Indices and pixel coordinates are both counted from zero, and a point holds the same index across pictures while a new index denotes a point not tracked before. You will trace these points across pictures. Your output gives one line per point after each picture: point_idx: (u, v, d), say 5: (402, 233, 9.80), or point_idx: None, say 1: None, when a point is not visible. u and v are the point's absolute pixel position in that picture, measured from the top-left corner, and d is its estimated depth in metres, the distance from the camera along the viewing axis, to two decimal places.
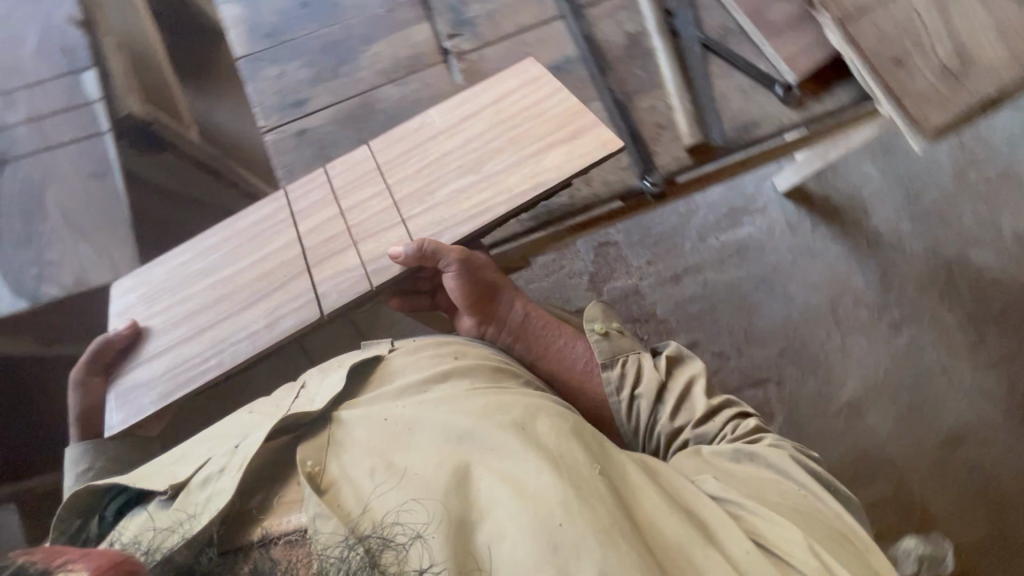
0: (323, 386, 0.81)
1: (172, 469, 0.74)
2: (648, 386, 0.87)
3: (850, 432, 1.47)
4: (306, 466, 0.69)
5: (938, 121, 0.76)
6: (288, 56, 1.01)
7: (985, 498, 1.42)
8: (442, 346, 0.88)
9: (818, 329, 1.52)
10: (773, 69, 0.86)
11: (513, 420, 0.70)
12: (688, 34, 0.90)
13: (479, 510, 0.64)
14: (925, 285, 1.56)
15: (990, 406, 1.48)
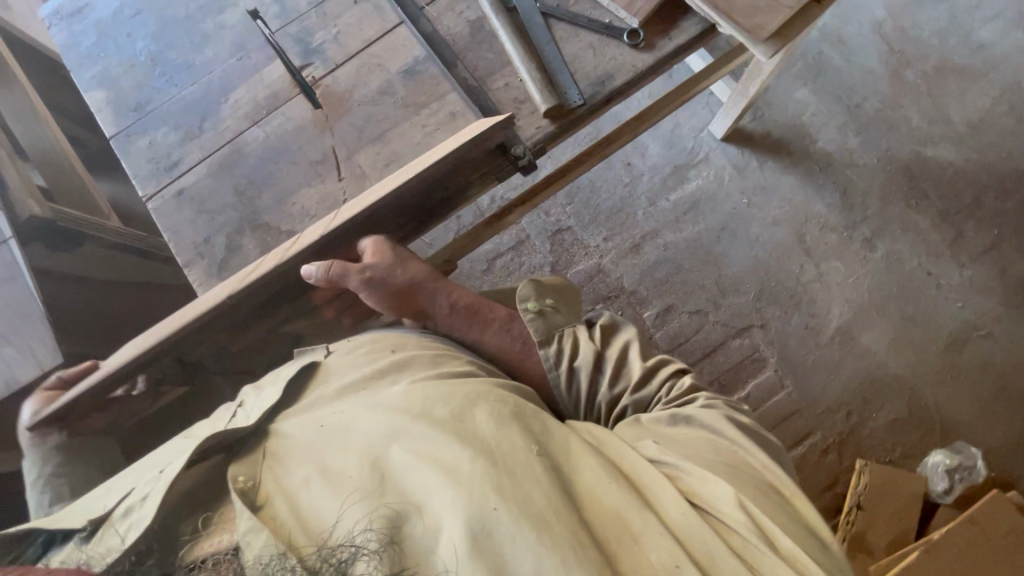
0: (257, 403, 0.76)
1: (95, 503, 0.69)
2: (586, 357, 0.78)
3: (849, 359, 1.43)
4: (238, 482, 0.64)
5: (771, 27, 0.78)
6: (151, 120, 0.86)
7: (1002, 393, 1.38)
8: (377, 343, 0.83)
9: (790, 264, 1.49)
10: (615, 18, 0.84)
11: (447, 412, 0.65)
12: (524, 7, 0.86)
13: (419, 505, 0.59)
14: (888, 194, 1.52)
15: (986, 299, 1.44)
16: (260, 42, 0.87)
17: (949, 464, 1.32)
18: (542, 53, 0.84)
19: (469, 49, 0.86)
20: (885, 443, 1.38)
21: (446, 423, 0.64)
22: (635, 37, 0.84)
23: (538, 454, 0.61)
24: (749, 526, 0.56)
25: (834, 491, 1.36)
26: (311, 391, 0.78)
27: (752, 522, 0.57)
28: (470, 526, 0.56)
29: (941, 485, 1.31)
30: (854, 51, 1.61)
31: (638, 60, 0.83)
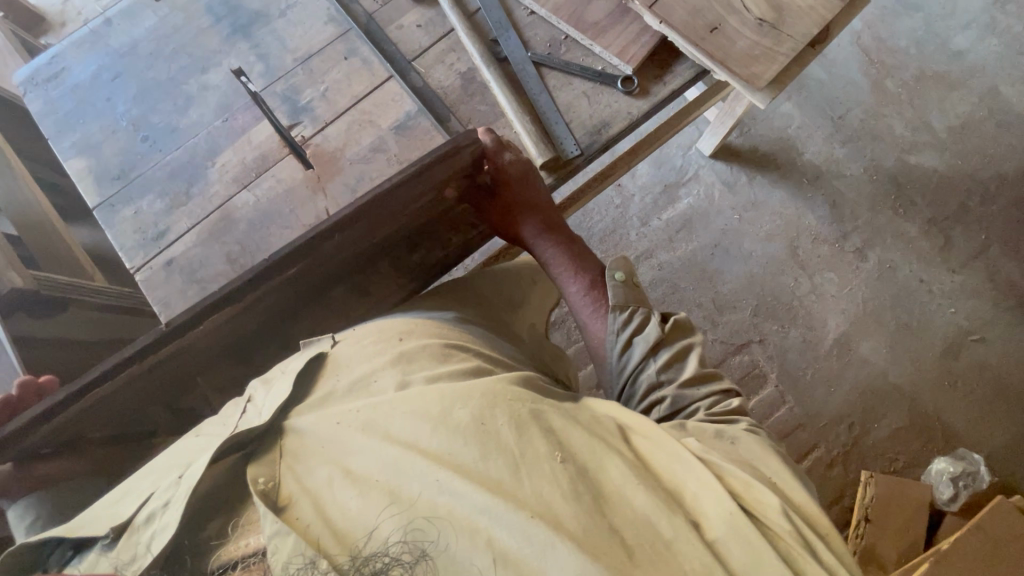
0: (270, 396, 0.63)
1: (113, 505, 0.58)
2: (648, 337, 0.78)
3: (848, 370, 1.44)
4: (257, 484, 0.53)
5: (768, 74, 0.80)
6: (140, 191, 0.86)
7: (1000, 397, 1.39)
8: (383, 329, 0.73)
9: (784, 278, 1.50)
10: (609, 65, 0.88)
11: (472, 413, 0.55)
12: (517, 57, 0.89)
13: (444, 514, 0.50)
14: (877, 202, 1.54)
15: (978, 303, 1.45)
16: (245, 103, 0.88)
17: (952, 471, 1.34)
18: (536, 102, 0.88)
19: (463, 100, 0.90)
20: (887, 453, 1.38)
21: (471, 426, 0.55)
22: (629, 84, 0.87)
23: (564, 461, 0.53)
24: (788, 531, 0.53)
25: (841, 505, 1.36)
26: (322, 385, 0.65)
27: (792, 528, 0.53)
28: (502, 540, 0.49)
29: (946, 493, 1.32)
30: (834, 64, 1.63)
31: (631, 105, 0.86)
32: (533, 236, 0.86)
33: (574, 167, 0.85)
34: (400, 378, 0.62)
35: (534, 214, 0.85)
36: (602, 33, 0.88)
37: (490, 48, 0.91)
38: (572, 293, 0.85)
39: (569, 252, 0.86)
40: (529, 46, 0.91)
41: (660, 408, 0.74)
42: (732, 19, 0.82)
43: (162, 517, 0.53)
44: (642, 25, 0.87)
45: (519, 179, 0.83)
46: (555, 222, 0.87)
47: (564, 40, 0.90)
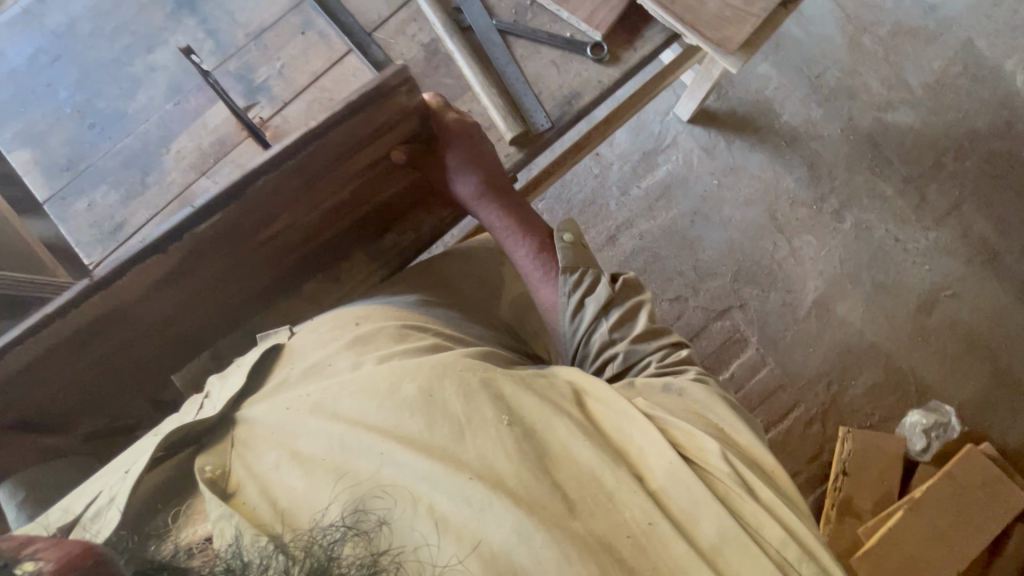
0: (224, 390, 0.63)
1: (65, 503, 0.57)
2: (598, 298, 0.77)
3: (826, 330, 1.46)
4: (205, 472, 0.53)
5: (739, 37, 0.81)
6: (92, 182, 0.84)
7: (970, 349, 1.44)
8: (340, 317, 0.74)
9: (763, 242, 1.51)
10: (577, 32, 0.86)
11: (419, 386, 0.56)
12: (480, 25, 0.87)
13: (389, 485, 0.51)
14: (854, 162, 1.54)
15: (951, 259, 1.48)
16: (196, 84, 0.85)
17: (925, 423, 1.38)
18: (504, 72, 0.86)
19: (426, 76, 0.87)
20: (864, 409, 1.43)
21: (419, 398, 0.55)
22: (599, 50, 0.86)
23: (509, 424, 0.54)
24: (729, 476, 0.55)
25: (820, 461, 1.40)
26: (279, 372, 0.65)
27: (734, 473, 0.55)
28: (444, 505, 0.50)
29: (918, 445, 1.37)
30: (812, 21, 1.61)
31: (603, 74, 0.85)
32: (478, 201, 0.84)
33: (547, 138, 0.85)
34: (356, 359, 0.63)
35: (479, 177, 0.82)
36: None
37: (451, 15, 0.87)
38: (518, 258, 0.84)
39: (515, 216, 0.84)
40: (493, 11, 0.88)
41: (616, 366, 0.75)
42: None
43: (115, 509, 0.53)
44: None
45: (462, 143, 0.80)
46: (502, 187, 0.84)
47: (528, 5, 0.88)
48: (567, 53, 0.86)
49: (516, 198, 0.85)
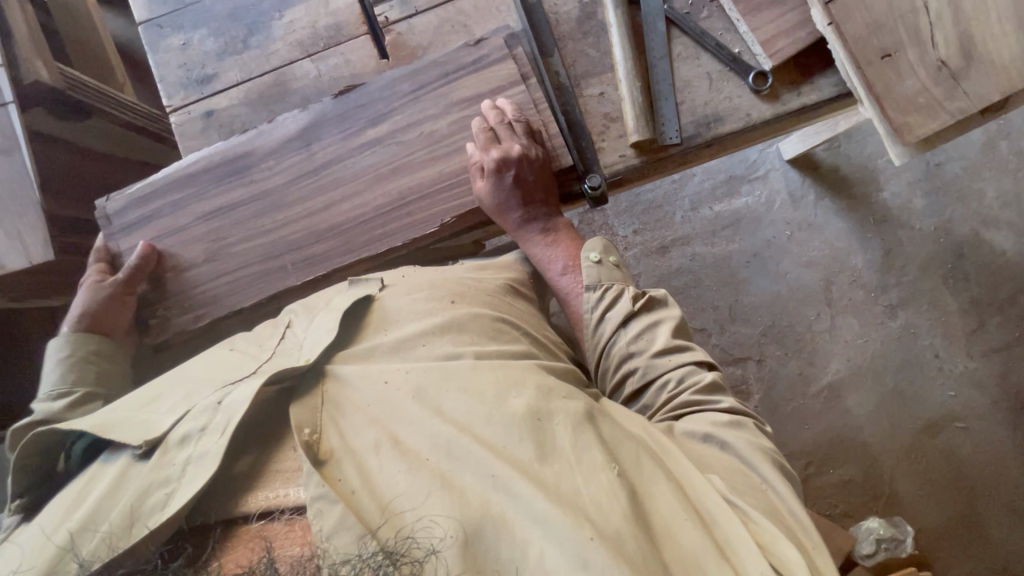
0: (311, 330, 0.80)
1: (149, 420, 0.71)
2: (619, 312, 0.82)
3: (828, 414, 1.45)
4: (304, 434, 0.65)
5: (922, 130, 0.74)
6: (192, 25, 1.10)
7: (958, 485, 1.42)
8: (438, 286, 0.85)
9: (807, 309, 1.46)
10: (749, 51, 0.91)
11: (525, 404, 0.66)
12: (652, 7, 0.95)
13: (496, 511, 0.59)
14: (931, 266, 1.46)
15: (979, 395, 1.44)
16: None
17: (880, 533, 1.38)
18: (654, 67, 0.94)
19: (575, 37, 0.99)
20: (830, 497, 1.44)
21: (525, 419, 0.65)
22: (761, 82, 0.90)
23: (614, 473, 0.62)
24: None
25: None
26: (369, 332, 0.79)
27: None
28: (544, 539, 0.57)
29: (865, 548, 1.36)
30: None
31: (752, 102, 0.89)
32: (519, 225, 0.92)
33: (671, 152, 0.92)
34: (448, 346, 0.75)
35: (517, 207, 0.90)
36: (754, 13, 0.90)
37: None
38: (552, 277, 0.91)
39: (555, 239, 0.91)
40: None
41: (634, 382, 0.81)
42: (911, 52, 0.76)
43: (199, 445, 0.65)
44: (803, 16, 0.88)
45: (505, 176, 0.88)
46: (538, 209, 0.91)
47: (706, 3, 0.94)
48: (729, 70, 0.91)
49: (551, 218, 0.92)
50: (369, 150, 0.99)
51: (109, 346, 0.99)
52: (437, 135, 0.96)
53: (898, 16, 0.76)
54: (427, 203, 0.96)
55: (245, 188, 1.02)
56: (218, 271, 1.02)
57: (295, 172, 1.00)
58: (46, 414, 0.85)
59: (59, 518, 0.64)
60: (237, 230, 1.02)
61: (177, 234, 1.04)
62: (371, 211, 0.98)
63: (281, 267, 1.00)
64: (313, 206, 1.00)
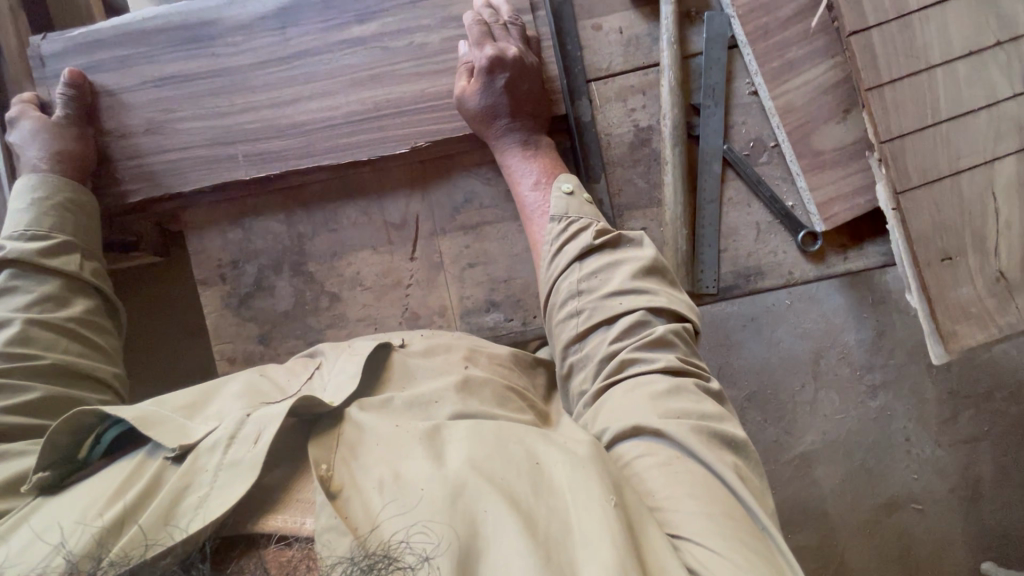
0: (334, 373, 0.76)
1: (185, 422, 0.67)
2: (577, 248, 0.81)
3: (795, 480, 1.49)
4: (320, 468, 0.61)
5: (968, 341, 0.78)
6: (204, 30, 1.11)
7: (903, 562, 1.48)
8: (453, 350, 0.83)
9: (793, 380, 1.47)
10: (802, 210, 0.93)
11: (525, 451, 0.63)
12: (712, 144, 0.93)
13: (482, 544, 0.54)
14: (918, 352, 1.48)
15: (939, 480, 1.49)
16: None
17: None
18: (702, 209, 0.94)
19: (625, 162, 0.97)
20: None
21: (523, 462, 0.61)
22: (809, 242, 0.94)
23: (614, 505, 0.56)
24: None
25: None
26: (386, 389, 0.75)
27: None
28: (513, 553, 0.52)
29: None
30: None
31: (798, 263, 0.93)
32: (500, 133, 0.92)
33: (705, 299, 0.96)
34: (457, 407, 0.71)
35: (503, 113, 0.90)
36: (820, 170, 0.90)
37: (691, 116, 0.94)
38: (521, 191, 0.92)
39: (530, 155, 0.92)
40: (731, 134, 0.94)
41: (581, 324, 0.78)
42: (972, 259, 0.79)
43: (230, 453, 0.61)
44: (864, 183, 0.89)
45: (495, 78, 0.88)
46: (523, 122, 0.92)
47: (771, 148, 0.93)
48: (778, 223, 0.95)
49: (533, 134, 0.93)
50: (346, 58, 0.98)
51: (87, 196, 0.97)
52: (425, 49, 0.98)
53: (964, 216, 0.79)
54: (400, 119, 0.98)
55: (205, 61, 1.00)
56: (160, 146, 1.01)
57: (265, 57, 1.00)
58: (21, 254, 0.87)
59: (90, 512, 0.59)
60: (193, 108, 1.00)
61: (123, 95, 1.02)
62: (337, 115, 0.98)
63: (230, 157, 0.99)
64: (278, 98, 0.99)
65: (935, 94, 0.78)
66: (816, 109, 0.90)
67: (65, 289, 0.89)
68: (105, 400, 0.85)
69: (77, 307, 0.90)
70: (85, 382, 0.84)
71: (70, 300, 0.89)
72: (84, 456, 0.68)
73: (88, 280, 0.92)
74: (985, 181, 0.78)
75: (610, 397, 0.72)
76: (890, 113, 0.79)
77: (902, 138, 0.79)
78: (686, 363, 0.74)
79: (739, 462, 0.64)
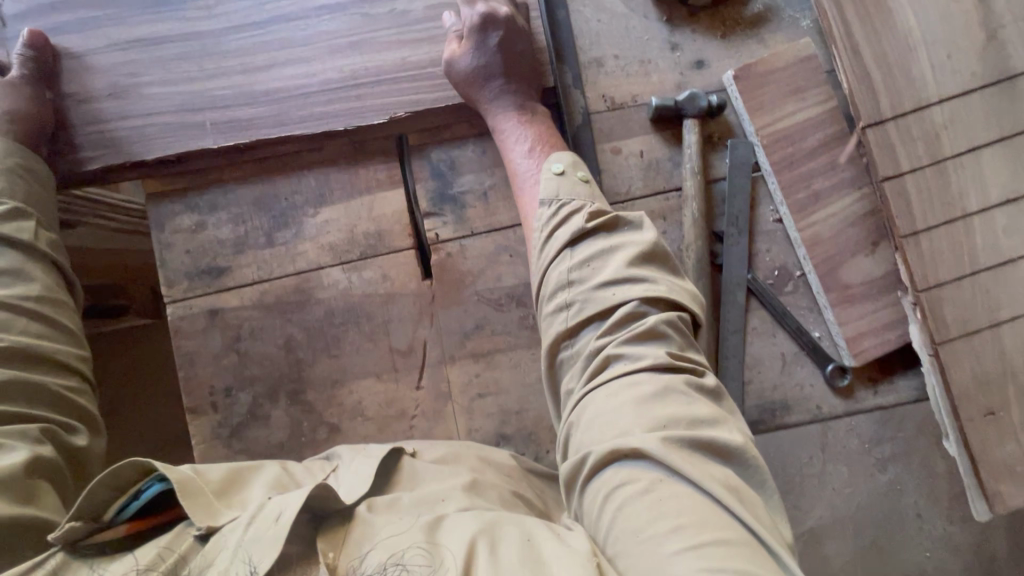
0: (347, 476, 0.69)
1: (215, 501, 0.60)
2: (567, 233, 0.71)
3: (803, 557, 1.43)
4: (326, 557, 0.56)
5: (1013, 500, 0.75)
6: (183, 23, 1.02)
7: None
8: (461, 458, 0.77)
9: (800, 453, 1.41)
10: (831, 344, 0.89)
11: (517, 533, 0.56)
12: (736, 274, 0.89)
13: None
14: (925, 428, 1.44)
15: (950, 557, 1.44)
16: None
17: None
18: (725, 340, 0.88)
19: None
20: None
21: (517, 544, 0.55)
22: (838, 376, 0.89)
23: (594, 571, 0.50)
24: None
25: None
26: (394, 490, 0.69)
27: None
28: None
29: None
30: None
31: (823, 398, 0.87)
32: (492, 97, 0.86)
33: None
34: (464, 504, 0.65)
35: (495, 73, 0.85)
36: (847, 305, 0.87)
37: (714, 244, 0.90)
38: (513, 158, 0.85)
39: (522, 121, 0.86)
40: (754, 264, 0.90)
41: (570, 319, 0.67)
42: (1016, 414, 0.76)
43: (251, 528, 0.55)
44: (894, 318, 0.87)
45: (488, 37, 0.85)
46: (516, 86, 0.87)
47: (796, 278, 0.90)
48: (804, 354, 0.89)
49: (526, 101, 0.87)
50: (326, 23, 0.91)
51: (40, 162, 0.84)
52: (408, 17, 0.91)
53: (1004, 371, 0.76)
54: (379, 90, 0.90)
55: (176, 24, 0.91)
56: (121, 113, 0.90)
57: (238, 21, 0.91)
58: None
59: None
60: (160, 72, 0.90)
61: (86, 57, 0.91)
62: (315, 83, 0.90)
63: (198, 125, 0.89)
64: (251, 63, 0.90)
65: (974, 242, 0.76)
66: (842, 243, 0.88)
67: (20, 261, 0.76)
68: (69, 388, 0.73)
69: (36, 283, 0.76)
70: (48, 367, 0.72)
71: (28, 274, 0.76)
72: (110, 516, 0.59)
73: (45, 251, 0.79)
74: None
75: (593, 410, 0.61)
76: (925, 260, 0.77)
77: (941, 286, 0.77)
78: (678, 358, 0.63)
79: (731, 483, 0.55)
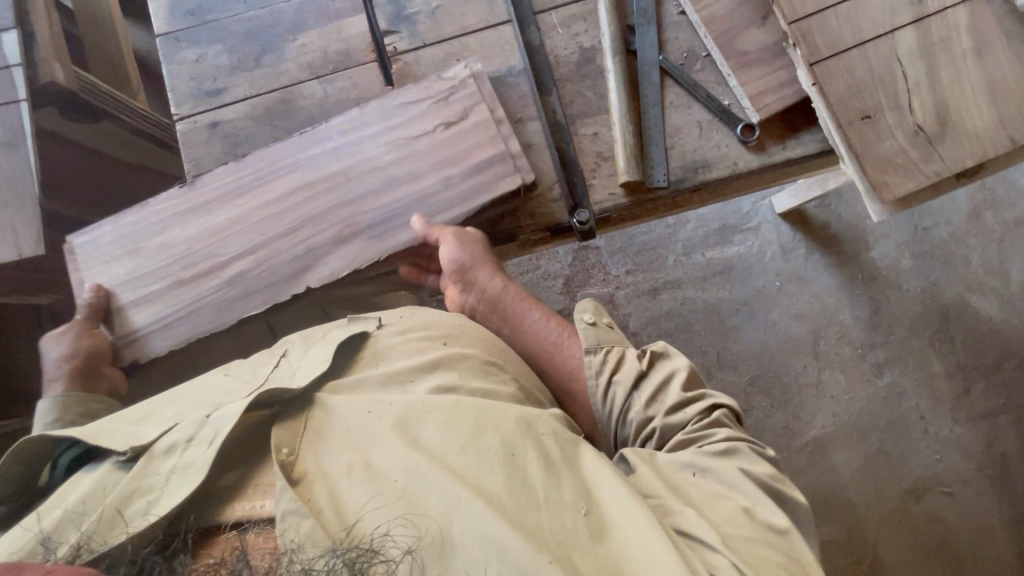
0: (305, 360, 0.68)
1: (137, 427, 0.61)
2: (631, 375, 0.66)
3: (812, 471, 1.30)
4: (280, 454, 0.56)
5: (898, 189, 0.69)
6: None
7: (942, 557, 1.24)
8: (432, 323, 0.73)
9: (794, 361, 1.35)
10: (737, 105, 0.82)
11: (500, 441, 0.56)
12: (647, 55, 0.85)
13: (446, 519, 0.51)
14: (917, 327, 1.34)
15: (965, 461, 1.28)
16: None
17: None
18: (647, 114, 0.83)
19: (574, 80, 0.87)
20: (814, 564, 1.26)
21: (497, 451, 0.55)
22: (749, 133, 0.81)
23: (586, 510, 0.53)
24: None
25: None
26: (357, 372, 0.67)
27: None
28: (488, 551, 0.49)
29: None
30: None
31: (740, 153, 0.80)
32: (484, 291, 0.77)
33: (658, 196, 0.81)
34: (434, 383, 0.63)
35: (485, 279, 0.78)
36: (745, 66, 0.80)
37: (625, 33, 0.86)
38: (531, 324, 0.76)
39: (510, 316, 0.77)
40: (664, 47, 0.85)
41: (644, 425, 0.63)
42: (889, 113, 0.70)
43: (186, 456, 0.56)
44: None
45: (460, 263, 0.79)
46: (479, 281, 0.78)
47: (701, 55, 0.84)
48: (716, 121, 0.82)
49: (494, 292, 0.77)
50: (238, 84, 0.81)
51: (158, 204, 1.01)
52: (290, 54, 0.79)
53: (877, 79, 0.71)
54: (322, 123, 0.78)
55: None
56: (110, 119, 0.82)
57: None
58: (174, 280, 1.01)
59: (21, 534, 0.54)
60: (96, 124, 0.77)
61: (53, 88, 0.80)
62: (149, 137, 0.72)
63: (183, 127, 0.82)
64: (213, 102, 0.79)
65: None
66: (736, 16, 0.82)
67: None
68: None
69: None
70: None
71: None
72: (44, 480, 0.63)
73: None
74: (890, 49, 0.72)
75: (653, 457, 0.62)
76: None
77: (807, 17, 0.73)
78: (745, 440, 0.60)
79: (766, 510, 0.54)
